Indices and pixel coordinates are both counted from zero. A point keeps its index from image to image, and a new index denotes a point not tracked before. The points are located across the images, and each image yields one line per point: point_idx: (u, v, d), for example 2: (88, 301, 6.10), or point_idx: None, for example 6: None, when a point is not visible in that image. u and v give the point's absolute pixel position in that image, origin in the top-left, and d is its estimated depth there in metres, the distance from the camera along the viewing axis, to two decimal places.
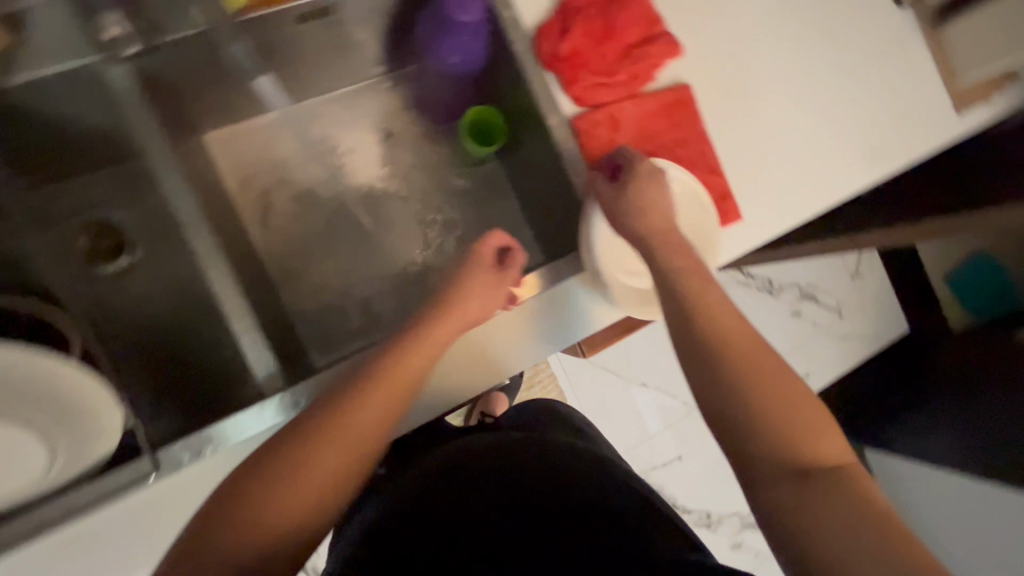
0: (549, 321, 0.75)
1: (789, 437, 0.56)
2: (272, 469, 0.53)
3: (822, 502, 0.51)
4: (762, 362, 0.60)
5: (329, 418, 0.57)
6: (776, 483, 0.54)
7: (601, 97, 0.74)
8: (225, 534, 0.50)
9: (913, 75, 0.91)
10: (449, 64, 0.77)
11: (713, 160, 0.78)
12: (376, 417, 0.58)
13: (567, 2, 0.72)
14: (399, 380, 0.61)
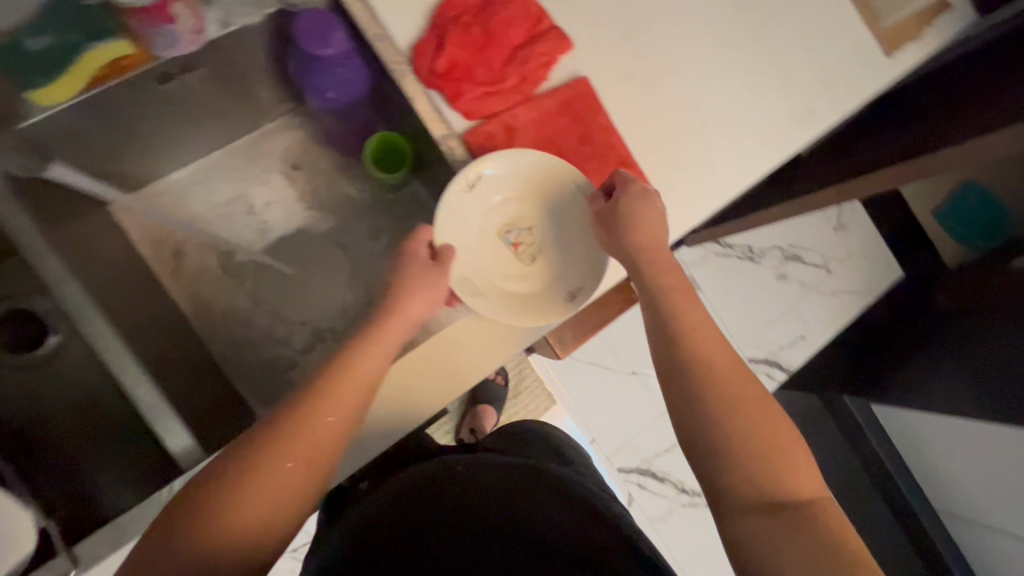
0: (475, 349, 0.71)
1: (747, 448, 0.60)
2: (217, 490, 0.53)
3: (787, 526, 0.55)
4: (720, 364, 0.64)
5: (275, 436, 0.56)
6: (741, 504, 0.57)
7: (491, 107, 0.71)
8: (171, 561, 0.50)
9: (835, 24, 0.86)
10: (329, 99, 0.74)
11: (624, 152, 0.74)
12: (321, 431, 0.58)
13: (440, 15, 0.69)
14: (338, 391, 0.60)
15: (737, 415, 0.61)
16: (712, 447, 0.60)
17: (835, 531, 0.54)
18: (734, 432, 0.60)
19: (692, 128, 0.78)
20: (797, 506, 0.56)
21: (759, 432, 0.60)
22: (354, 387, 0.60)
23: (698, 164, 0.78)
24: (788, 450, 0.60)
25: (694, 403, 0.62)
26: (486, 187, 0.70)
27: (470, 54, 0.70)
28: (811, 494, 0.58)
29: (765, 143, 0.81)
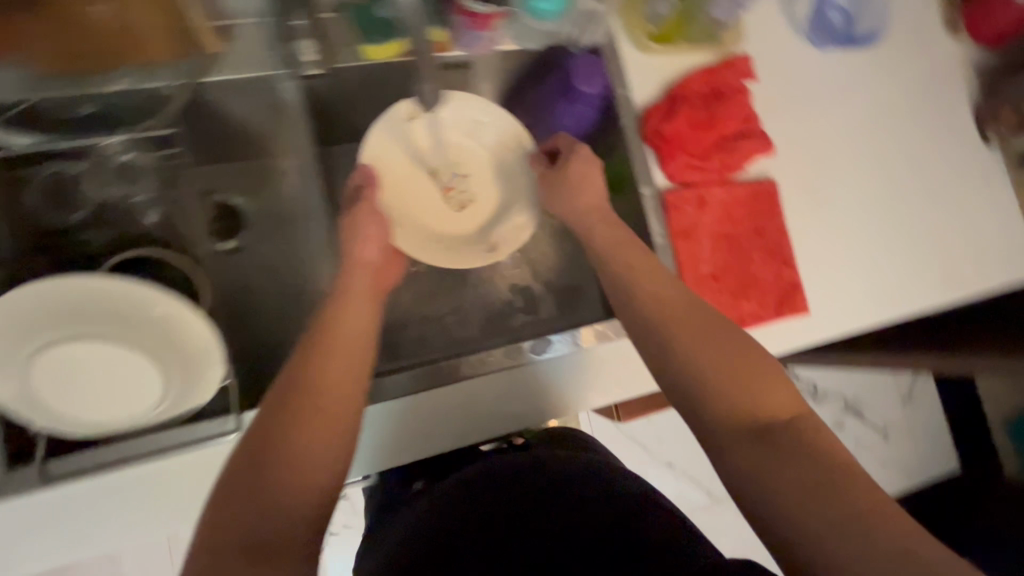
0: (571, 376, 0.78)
1: (722, 389, 0.57)
2: (273, 436, 0.49)
3: (777, 457, 0.51)
4: (681, 310, 0.62)
5: (287, 409, 0.51)
6: (736, 450, 0.53)
7: (690, 177, 0.81)
8: (239, 519, 0.46)
9: (995, 211, 0.93)
10: (558, 128, 0.81)
11: (788, 253, 0.82)
12: (325, 402, 0.52)
13: (675, 90, 0.81)
14: (338, 361, 0.56)
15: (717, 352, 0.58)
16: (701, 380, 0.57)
17: (830, 461, 0.51)
18: (715, 370, 0.57)
19: (851, 254, 0.85)
20: (793, 438, 0.52)
21: (734, 367, 0.57)
22: (347, 355, 0.56)
23: (848, 287, 0.84)
24: (761, 372, 0.57)
25: (675, 361, 0.59)
26: (666, 240, 0.78)
27: (688, 129, 0.80)
28: (791, 413, 0.55)
29: (909, 290, 0.87)
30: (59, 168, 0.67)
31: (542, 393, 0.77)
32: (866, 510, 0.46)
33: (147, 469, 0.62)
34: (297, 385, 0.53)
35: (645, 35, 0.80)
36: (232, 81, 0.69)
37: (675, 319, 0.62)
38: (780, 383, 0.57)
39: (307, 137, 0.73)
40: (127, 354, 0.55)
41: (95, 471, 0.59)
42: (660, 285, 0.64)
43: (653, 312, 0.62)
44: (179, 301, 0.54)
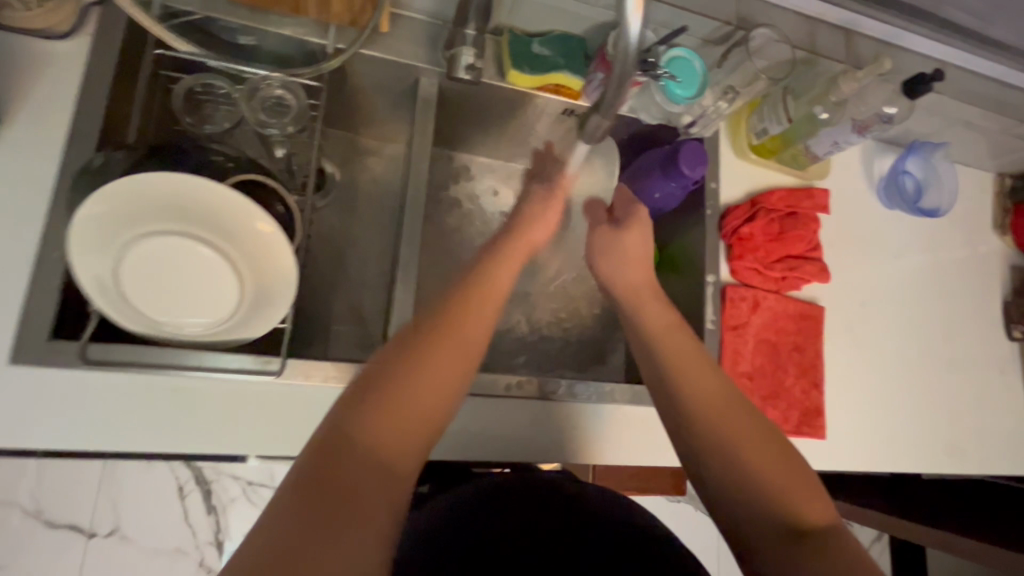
0: (576, 429, 0.77)
1: (743, 469, 0.56)
2: (395, 377, 0.53)
3: (799, 560, 0.51)
4: (710, 382, 0.62)
5: (405, 373, 0.54)
6: (762, 543, 0.54)
7: (752, 280, 0.86)
8: (349, 452, 0.48)
9: (1006, 400, 0.99)
10: (648, 198, 0.85)
11: (821, 377, 0.86)
12: (437, 377, 0.55)
13: (759, 199, 0.87)
14: (459, 345, 0.58)
15: (724, 410, 0.60)
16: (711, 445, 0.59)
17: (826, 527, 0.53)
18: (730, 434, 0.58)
19: (872, 397, 0.90)
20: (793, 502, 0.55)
21: (745, 430, 0.59)
22: (466, 343, 0.58)
23: (863, 426, 0.88)
24: (791, 458, 0.57)
25: (695, 435, 0.60)
26: (716, 328, 0.82)
27: (764, 237, 0.86)
28: (820, 515, 0.54)
29: (917, 449, 0.91)
30: (208, 80, 0.66)
31: (565, 435, 0.77)
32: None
33: (172, 381, 0.60)
34: (415, 353, 0.55)
35: (747, 142, 0.87)
36: (378, 57, 0.73)
37: (714, 389, 0.61)
38: (784, 445, 0.58)
39: (426, 129, 0.75)
40: (214, 261, 0.56)
41: (121, 366, 0.57)
42: (680, 343, 0.65)
43: (672, 372, 0.63)
44: (267, 220, 0.56)
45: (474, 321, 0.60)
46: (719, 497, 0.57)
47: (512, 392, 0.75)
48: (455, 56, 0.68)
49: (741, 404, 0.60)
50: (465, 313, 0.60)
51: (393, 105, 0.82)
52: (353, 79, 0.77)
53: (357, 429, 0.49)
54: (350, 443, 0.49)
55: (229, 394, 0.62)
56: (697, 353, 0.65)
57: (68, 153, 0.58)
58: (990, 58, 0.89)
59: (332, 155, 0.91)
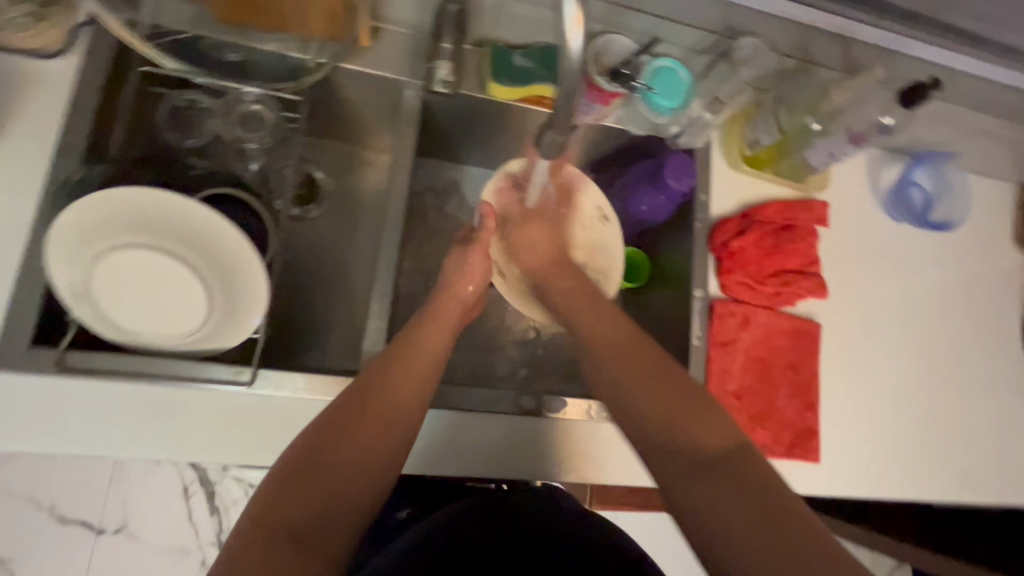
0: (555, 446, 0.75)
1: (623, 379, 0.57)
2: (337, 437, 0.54)
3: (712, 481, 0.50)
4: (597, 317, 0.63)
5: (343, 442, 0.54)
6: (674, 461, 0.52)
7: (743, 295, 0.83)
8: (287, 520, 0.50)
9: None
10: (634, 210, 0.84)
11: (817, 397, 0.82)
12: (373, 443, 0.55)
13: (751, 211, 0.84)
14: (387, 407, 0.57)
15: (664, 394, 0.56)
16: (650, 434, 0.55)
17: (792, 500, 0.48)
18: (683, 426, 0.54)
19: (875, 420, 0.85)
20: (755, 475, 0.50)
21: (687, 416, 0.54)
22: (402, 403, 0.58)
23: (864, 449, 0.84)
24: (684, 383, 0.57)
25: (585, 347, 0.61)
26: (704, 344, 0.80)
27: (755, 251, 0.83)
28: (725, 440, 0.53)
29: (924, 478, 0.86)
30: (190, 96, 0.68)
31: (544, 450, 0.75)
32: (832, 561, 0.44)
33: (148, 389, 0.62)
34: (354, 417, 0.55)
35: (740, 154, 0.84)
36: (359, 70, 0.74)
37: (620, 320, 0.63)
38: (720, 411, 0.55)
39: (406, 141, 0.75)
40: (183, 271, 0.58)
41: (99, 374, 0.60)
42: (578, 297, 0.66)
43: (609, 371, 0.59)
44: (229, 224, 0.57)
45: (414, 377, 0.60)
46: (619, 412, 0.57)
47: (491, 409, 0.73)
48: (433, 69, 0.68)
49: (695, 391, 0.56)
50: (403, 371, 0.59)
51: (378, 119, 0.83)
52: (336, 94, 0.78)
53: (295, 498, 0.51)
54: (288, 518, 0.50)
55: (204, 402, 0.64)
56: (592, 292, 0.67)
57: (54, 167, 0.60)
58: (1003, 65, 0.85)
59: (321, 164, 0.91)
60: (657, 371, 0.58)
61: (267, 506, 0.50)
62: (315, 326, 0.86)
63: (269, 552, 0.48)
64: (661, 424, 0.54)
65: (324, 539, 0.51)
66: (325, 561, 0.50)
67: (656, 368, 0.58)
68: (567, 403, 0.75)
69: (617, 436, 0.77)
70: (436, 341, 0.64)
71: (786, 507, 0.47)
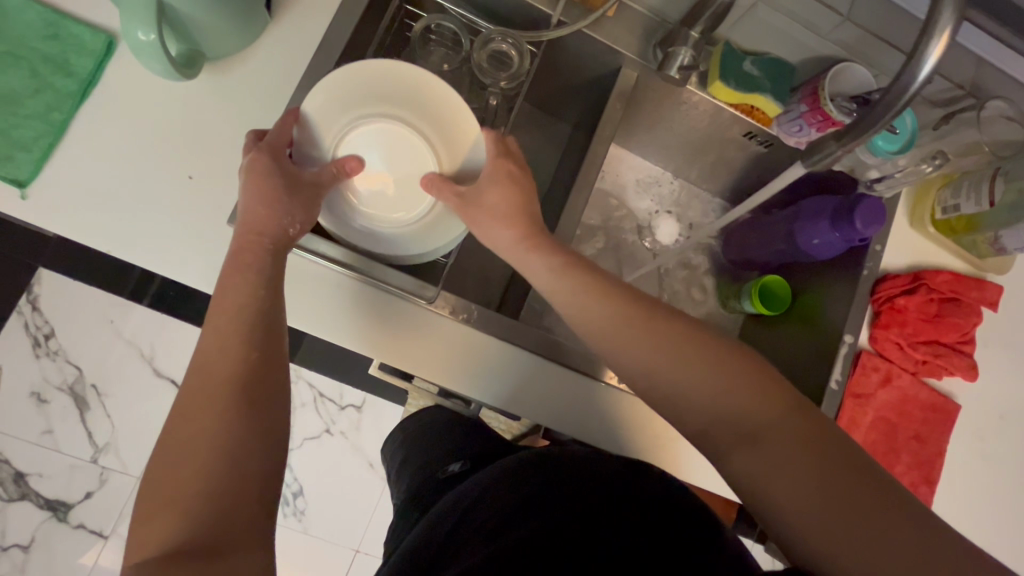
0: (670, 444, 0.77)
1: (698, 389, 0.52)
2: (195, 389, 0.47)
3: (801, 468, 0.47)
4: (621, 321, 0.56)
5: (195, 394, 0.47)
6: (745, 462, 0.50)
7: (890, 354, 0.81)
8: (185, 470, 0.44)
9: None
10: (805, 242, 0.84)
11: (935, 474, 0.81)
12: (205, 388, 0.47)
13: (922, 274, 0.82)
14: (226, 327, 0.49)
15: (735, 391, 0.51)
16: (721, 441, 0.52)
17: (876, 474, 0.47)
18: (755, 419, 0.50)
19: (983, 515, 0.83)
20: (849, 462, 0.47)
21: (743, 400, 0.51)
22: (218, 337, 0.49)
23: (966, 539, 0.82)
24: (749, 380, 0.52)
25: (619, 356, 0.56)
26: (840, 390, 0.79)
27: (917, 315, 0.81)
28: (784, 410, 0.50)
29: None
30: (441, 22, 0.70)
31: (662, 441, 0.77)
32: (919, 526, 0.45)
33: (345, 279, 0.68)
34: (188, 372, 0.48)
35: (929, 213, 0.83)
36: (594, 38, 0.75)
37: (639, 310, 0.56)
38: (756, 374, 0.52)
39: (613, 116, 0.78)
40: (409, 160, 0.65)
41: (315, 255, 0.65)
42: (594, 294, 0.57)
43: (652, 385, 0.54)
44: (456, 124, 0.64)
45: (236, 310, 0.50)
46: (691, 429, 0.54)
47: (602, 383, 0.75)
48: (672, 54, 0.71)
49: (752, 368, 0.52)
50: (232, 315, 0.50)
51: (583, 87, 0.85)
52: (560, 55, 0.80)
53: (184, 450, 0.45)
54: (182, 469, 0.44)
55: (383, 305, 0.69)
56: (604, 286, 0.57)
57: (320, 56, 0.66)
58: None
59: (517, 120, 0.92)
60: (717, 361, 0.53)
61: (161, 464, 0.44)
62: None
63: (178, 504, 0.43)
64: (719, 414, 0.52)
65: (234, 470, 0.45)
66: (245, 487, 0.45)
67: (703, 360, 0.53)
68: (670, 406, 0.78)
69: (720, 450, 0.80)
70: (256, 244, 0.54)
71: (857, 475, 0.47)
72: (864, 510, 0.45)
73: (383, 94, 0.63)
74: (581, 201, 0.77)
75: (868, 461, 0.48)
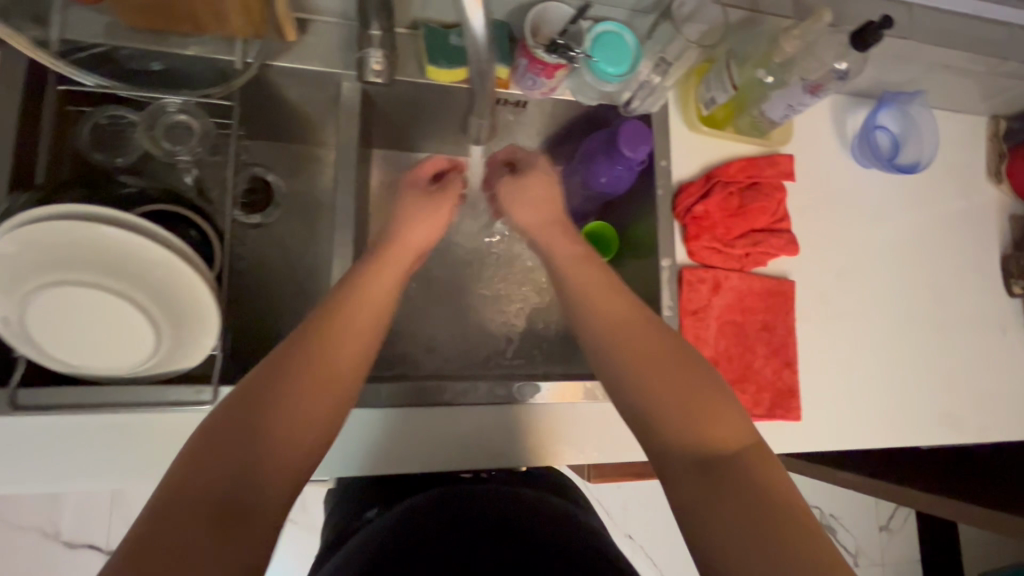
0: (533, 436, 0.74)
1: (681, 405, 0.54)
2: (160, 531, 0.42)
3: (735, 485, 0.49)
4: (626, 336, 0.60)
5: (187, 493, 0.44)
6: (685, 473, 0.51)
7: (711, 261, 0.81)
8: None
9: (1004, 360, 0.92)
10: (596, 183, 0.82)
11: (793, 355, 0.81)
12: (173, 544, 0.41)
13: (712, 173, 0.82)
14: (221, 452, 0.46)
15: (673, 394, 0.55)
16: (674, 457, 0.52)
17: (784, 509, 0.47)
18: (706, 436, 0.53)
19: (852, 372, 0.85)
20: (762, 493, 0.48)
21: (707, 423, 0.53)
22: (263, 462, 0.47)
23: (842, 401, 0.83)
24: (719, 410, 0.54)
25: (608, 354, 0.59)
26: (675, 315, 0.78)
27: (722, 214, 0.81)
28: (738, 446, 0.52)
29: (908, 422, 0.86)
30: (114, 112, 0.63)
31: (523, 436, 0.74)
32: (824, 569, 0.44)
33: (128, 417, 0.63)
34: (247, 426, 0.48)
35: (696, 114, 0.82)
36: (292, 68, 0.72)
37: (667, 339, 0.59)
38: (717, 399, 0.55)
39: (349, 135, 0.74)
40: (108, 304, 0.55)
41: (79, 408, 0.60)
42: (598, 286, 0.64)
43: (632, 380, 0.57)
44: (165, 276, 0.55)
45: (277, 454, 0.48)
46: (651, 434, 0.55)
47: (443, 402, 0.72)
48: (362, 59, 0.65)
49: (711, 387, 0.55)
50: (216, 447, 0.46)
51: (322, 114, 0.82)
52: (274, 91, 0.76)
53: None
54: None
55: (172, 422, 0.64)
56: (627, 306, 0.62)
57: None
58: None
59: (284, 152, 0.93)
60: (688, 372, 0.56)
61: None
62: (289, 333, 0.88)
63: None
64: (682, 436, 0.53)
65: None
66: None
67: (702, 379, 0.56)
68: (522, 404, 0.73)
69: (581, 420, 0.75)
70: (322, 393, 0.52)
71: (788, 510, 0.47)
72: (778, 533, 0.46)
73: (112, 255, 0.53)
74: (351, 232, 0.73)
75: (786, 499, 0.48)
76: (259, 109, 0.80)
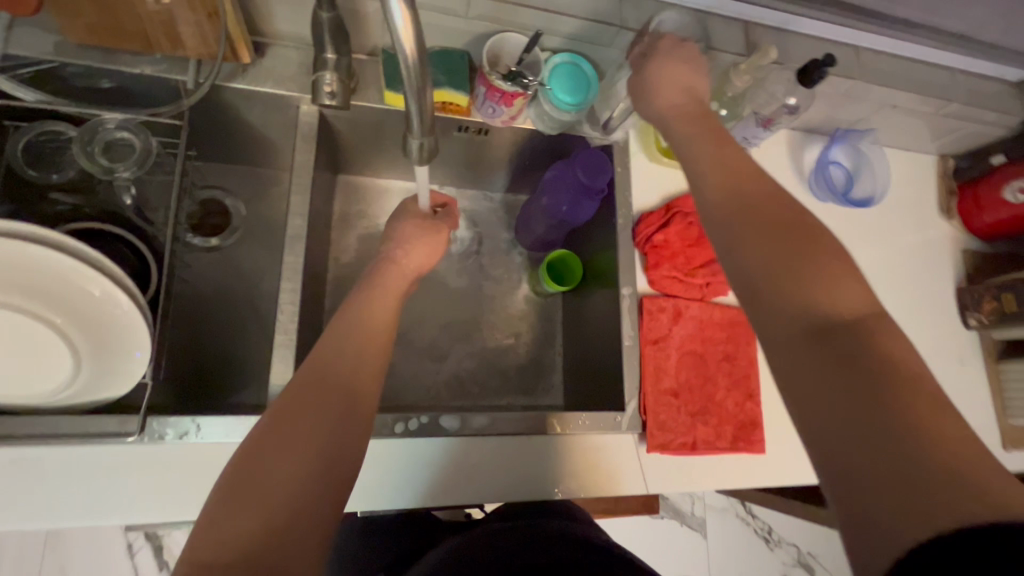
0: (489, 470, 0.71)
1: (782, 239, 0.47)
2: (262, 446, 0.44)
3: (838, 352, 0.41)
4: (744, 171, 0.53)
5: (283, 419, 0.47)
6: (781, 328, 0.44)
7: (672, 290, 0.81)
8: (218, 550, 0.39)
9: (965, 393, 0.93)
10: (557, 211, 0.83)
11: (756, 386, 0.80)
12: (264, 464, 0.43)
13: (672, 203, 0.83)
14: (310, 392, 0.49)
15: (797, 276, 0.44)
16: (780, 310, 0.44)
17: (904, 376, 0.38)
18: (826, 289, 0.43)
19: None
20: (878, 367, 0.39)
21: (824, 271, 0.44)
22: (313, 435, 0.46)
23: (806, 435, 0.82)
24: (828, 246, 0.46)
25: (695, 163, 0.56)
26: (635, 344, 0.77)
27: (682, 244, 0.81)
28: (857, 295, 0.43)
29: None
30: (51, 128, 0.60)
31: (480, 471, 0.71)
32: (952, 442, 0.35)
33: (45, 451, 0.58)
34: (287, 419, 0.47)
35: (656, 146, 0.83)
36: (248, 89, 0.72)
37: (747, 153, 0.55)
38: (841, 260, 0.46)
39: (305, 156, 0.73)
40: (29, 329, 0.51)
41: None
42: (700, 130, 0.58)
43: (727, 240, 0.49)
44: (100, 300, 0.52)
45: (323, 399, 0.49)
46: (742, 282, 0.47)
47: (395, 434, 0.68)
48: (317, 81, 0.65)
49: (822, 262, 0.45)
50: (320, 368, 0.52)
51: (283, 137, 0.81)
52: (232, 112, 0.76)
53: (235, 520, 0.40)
54: (224, 541, 0.39)
55: (93, 456, 0.59)
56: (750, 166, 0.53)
57: None
58: (923, 41, 0.82)
59: (248, 176, 0.92)
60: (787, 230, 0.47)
61: (205, 526, 0.40)
62: (242, 360, 0.85)
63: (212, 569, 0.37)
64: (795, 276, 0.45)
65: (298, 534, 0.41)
66: (293, 545, 0.41)
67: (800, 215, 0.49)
68: (479, 433, 0.71)
69: (539, 450, 0.73)
70: (363, 391, 0.52)
71: (900, 365, 0.39)
72: (891, 399, 0.37)
73: (48, 281, 0.50)
74: (303, 254, 0.70)
75: (901, 364, 0.39)
76: (222, 132, 0.80)
